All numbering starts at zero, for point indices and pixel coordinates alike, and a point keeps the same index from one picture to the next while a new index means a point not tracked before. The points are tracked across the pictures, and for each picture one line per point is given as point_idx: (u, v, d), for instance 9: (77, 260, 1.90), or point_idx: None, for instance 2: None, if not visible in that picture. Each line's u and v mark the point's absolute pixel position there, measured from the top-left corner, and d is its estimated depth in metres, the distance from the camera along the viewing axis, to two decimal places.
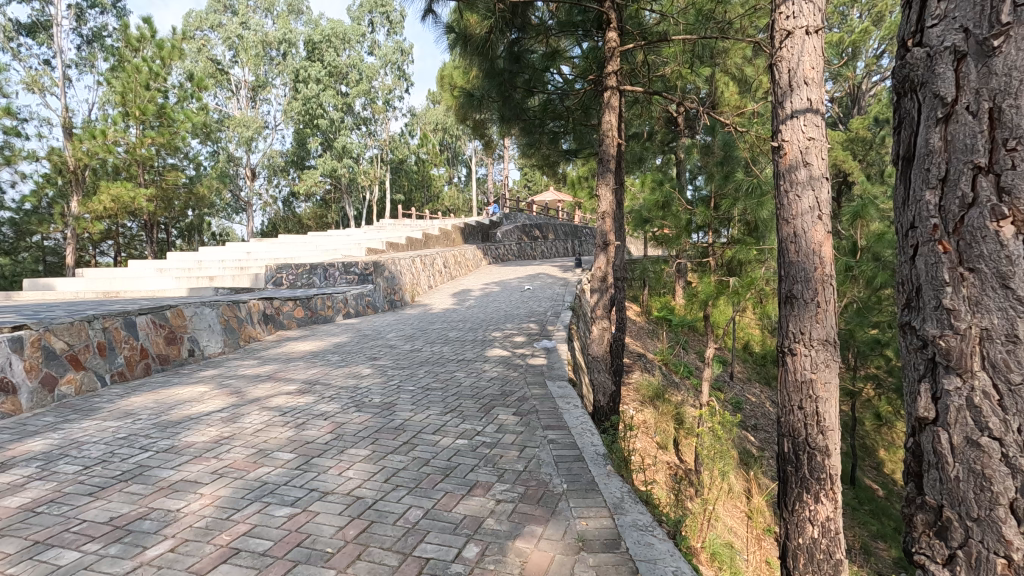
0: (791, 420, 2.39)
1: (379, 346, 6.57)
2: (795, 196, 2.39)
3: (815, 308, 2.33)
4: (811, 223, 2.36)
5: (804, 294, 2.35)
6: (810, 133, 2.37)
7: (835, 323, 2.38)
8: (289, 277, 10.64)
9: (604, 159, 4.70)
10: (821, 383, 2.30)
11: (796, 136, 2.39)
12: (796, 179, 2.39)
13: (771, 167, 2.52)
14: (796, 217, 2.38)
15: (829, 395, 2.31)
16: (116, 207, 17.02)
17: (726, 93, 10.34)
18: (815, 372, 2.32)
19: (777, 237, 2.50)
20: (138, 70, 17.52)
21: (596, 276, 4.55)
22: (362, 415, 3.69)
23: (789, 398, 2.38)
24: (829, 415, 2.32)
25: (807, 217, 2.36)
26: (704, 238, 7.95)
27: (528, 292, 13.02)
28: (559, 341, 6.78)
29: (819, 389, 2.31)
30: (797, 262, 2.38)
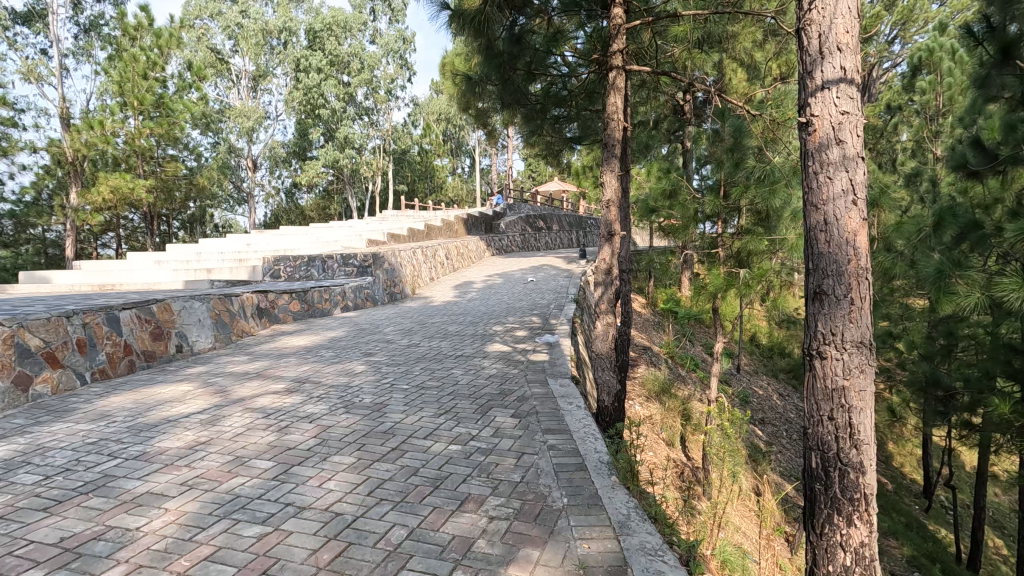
0: (819, 433, 2.16)
1: (375, 341, 6.34)
2: (827, 178, 2.12)
3: (849, 303, 2.08)
4: (844, 208, 2.10)
5: (836, 290, 2.10)
6: (843, 106, 2.10)
7: (870, 323, 2.13)
8: (287, 269, 10.44)
9: (608, 143, 4.42)
10: (856, 391, 2.06)
11: (828, 110, 2.12)
12: (827, 159, 2.12)
13: (797, 145, 2.25)
14: (827, 203, 2.12)
15: (864, 404, 2.08)
16: (115, 199, 16.87)
17: (733, 80, 10.07)
18: (848, 379, 2.08)
19: (804, 225, 2.24)
20: (135, 59, 17.28)
21: (599, 267, 4.29)
22: (350, 417, 3.47)
23: (818, 408, 2.15)
24: (863, 428, 2.09)
25: (839, 202, 2.10)
26: (713, 228, 7.70)
27: (532, 284, 12.77)
28: (562, 336, 6.54)
29: (853, 399, 2.08)
30: (827, 253, 2.12)
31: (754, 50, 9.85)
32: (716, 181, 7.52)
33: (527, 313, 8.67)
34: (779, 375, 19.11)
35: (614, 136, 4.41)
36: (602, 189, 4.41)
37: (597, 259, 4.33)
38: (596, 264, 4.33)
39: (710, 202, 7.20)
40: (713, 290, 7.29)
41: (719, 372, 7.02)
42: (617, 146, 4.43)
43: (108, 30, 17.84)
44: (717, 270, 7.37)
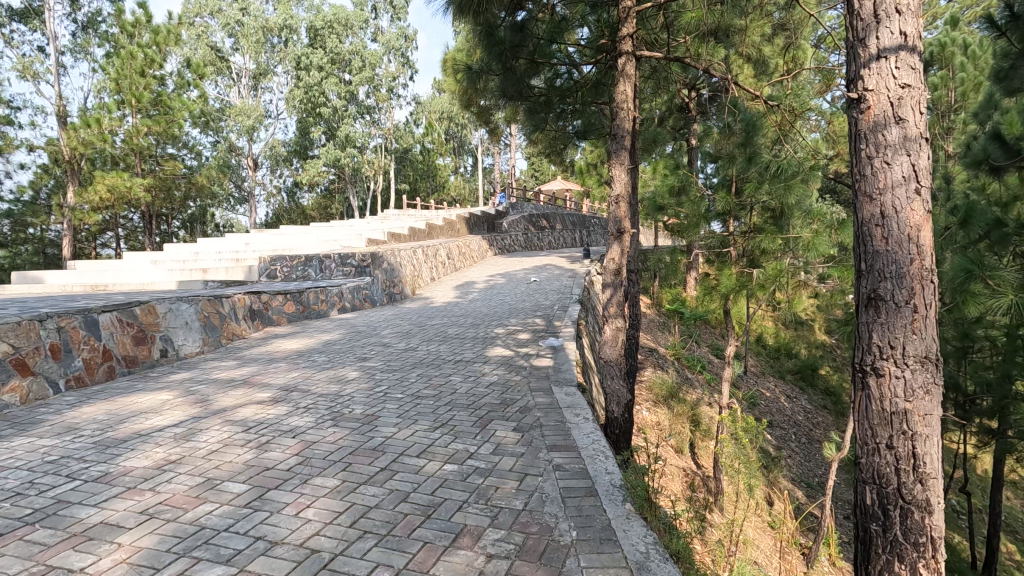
0: (876, 463, 2.00)
1: (371, 345, 6.05)
2: (885, 163, 1.97)
3: (911, 312, 1.93)
4: (905, 199, 1.94)
5: (895, 296, 1.95)
6: (903, 78, 1.95)
7: (934, 336, 1.97)
8: (283, 269, 10.16)
9: (617, 134, 4.12)
10: (920, 416, 1.91)
11: (885, 84, 1.97)
12: (884, 141, 1.97)
13: (849, 125, 2.10)
14: (885, 192, 1.97)
15: (928, 431, 1.93)
16: (112, 198, 16.65)
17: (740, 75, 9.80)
18: (910, 401, 1.93)
19: (857, 217, 2.09)
20: (133, 56, 17.04)
21: (608, 267, 4.00)
22: (337, 431, 3.18)
23: (875, 433, 2.00)
24: (929, 457, 1.94)
25: (899, 192, 1.95)
26: (723, 227, 7.32)
27: (535, 284, 12.47)
28: (567, 339, 6.24)
29: (917, 424, 1.92)
30: (885, 252, 1.97)
31: (764, 43, 9.54)
32: (726, 177, 7.19)
33: (530, 314, 8.38)
34: (786, 377, 18.78)
35: (624, 127, 4.11)
36: (611, 183, 4.11)
37: (606, 257, 4.04)
38: (605, 263, 4.04)
39: (722, 199, 6.87)
40: (725, 291, 6.96)
41: (731, 377, 6.72)
42: (628, 137, 4.13)
43: (106, 26, 17.61)
44: (729, 270, 7.04)
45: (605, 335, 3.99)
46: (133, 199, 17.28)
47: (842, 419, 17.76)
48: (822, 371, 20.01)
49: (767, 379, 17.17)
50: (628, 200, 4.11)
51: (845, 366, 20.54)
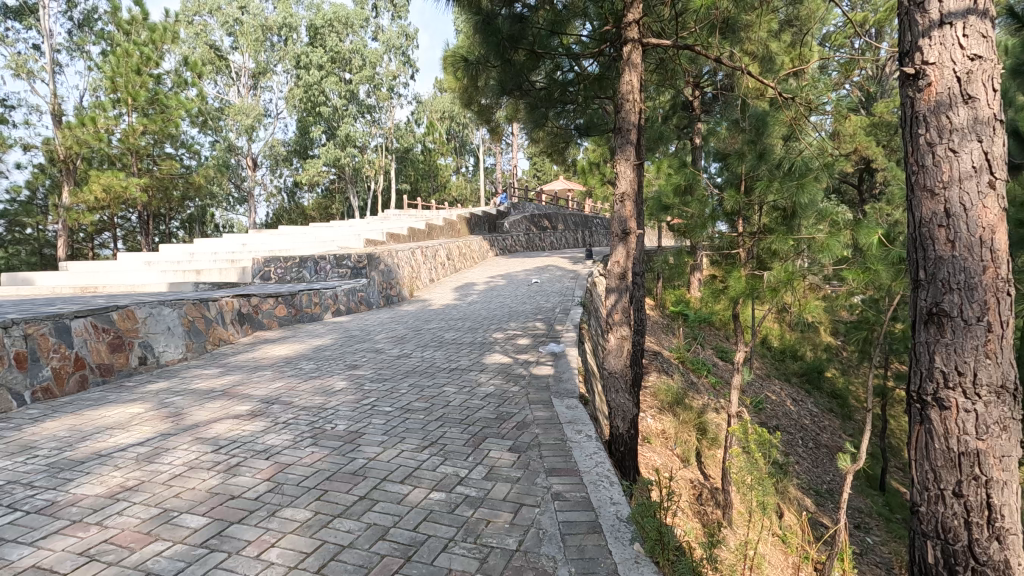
0: (942, 514, 1.86)
1: (363, 351, 5.78)
2: (951, 152, 1.86)
3: (984, 329, 1.80)
4: (976, 194, 1.83)
5: (964, 312, 1.82)
6: (971, 50, 1.84)
7: (1009, 361, 1.84)
8: (277, 271, 9.86)
9: (622, 128, 3.83)
10: (996, 455, 1.78)
11: (951, 59, 1.86)
12: (951, 125, 1.86)
13: (906, 108, 2.00)
14: (951, 186, 1.86)
15: (1005, 475, 1.80)
16: (108, 198, 16.44)
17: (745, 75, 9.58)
18: (984, 438, 1.79)
19: (916, 213, 1.97)
20: (129, 54, 16.80)
21: (613, 270, 3.73)
22: (316, 452, 2.90)
23: (940, 474, 1.87)
24: (1005, 502, 1.80)
25: (968, 187, 1.83)
26: (731, 227, 7.07)
27: (536, 286, 12.19)
28: (568, 345, 5.95)
29: (993, 466, 1.79)
30: (953, 258, 1.85)
31: (769, 39, 9.27)
32: (735, 176, 6.90)
33: (531, 318, 8.09)
34: (791, 379, 18.48)
35: (630, 120, 3.82)
36: (615, 180, 3.83)
37: (610, 260, 3.77)
38: (609, 265, 3.77)
39: (732, 197, 6.58)
40: (734, 295, 6.67)
41: (740, 385, 6.45)
42: (634, 131, 3.84)
43: (102, 24, 17.38)
44: (738, 273, 6.76)
45: (610, 344, 3.72)
46: (129, 200, 17.07)
47: (848, 422, 17.46)
48: (828, 373, 19.72)
49: (772, 381, 16.88)
50: (635, 199, 3.83)
51: (851, 369, 20.25)
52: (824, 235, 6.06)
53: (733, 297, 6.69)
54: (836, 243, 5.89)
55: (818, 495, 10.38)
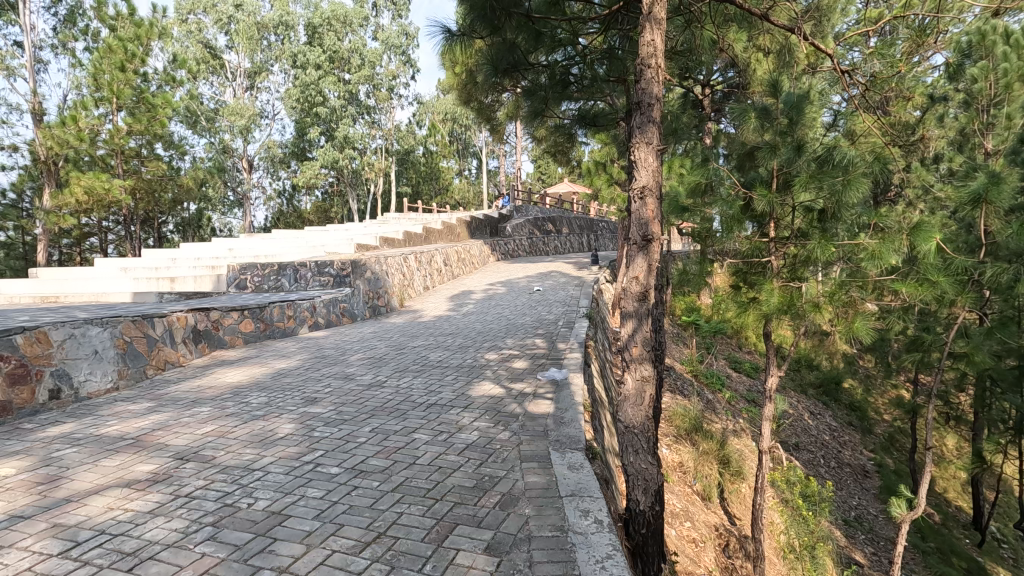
0: None
1: (330, 378, 4.90)
2: None
3: None
4: None
5: None
6: None
7: None
8: (254, 279, 9.02)
9: (641, 103, 2.92)
10: None
11: None
12: None
13: None
14: None
15: None
16: (90, 200, 15.69)
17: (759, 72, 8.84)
18: None
19: None
20: (113, 50, 16.03)
21: (633, 289, 2.83)
22: (206, 557, 2.02)
23: None
24: None
25: None
26: (760, 230, 6.12)
27: (538, 294, 11.32)
28: (572, 370, 5.04)
29: None
30: None
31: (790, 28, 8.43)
32: (766, 171, 5.92)
33: (531, 333, 7.20)
34: (808, 391, 17.52)
35: (654, 90, 2.91)
36: (634, 169, 2.92)
37: (628, 274, 2.87)
38: (627, 282, 2.88)
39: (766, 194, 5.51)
40: (766, 311, 5.72)
41: (773, 415, 5.54)
42: (658, 107, 2.93)
43: (87, 19, 16.61)
44: (769, 285, 5.81)
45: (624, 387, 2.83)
46: (113, 202, 16.32)
47: (870, 437, 16.49)
48: (846, 384, 18.71)
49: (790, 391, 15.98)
50: (659, 195, 2.94)
51: (870, 379, 19.23)
52: (873, 241, 5.13)
53: (765, 314, 5.74)
54: (888, 251, 4.95)
55: (846, 526, 9.46)
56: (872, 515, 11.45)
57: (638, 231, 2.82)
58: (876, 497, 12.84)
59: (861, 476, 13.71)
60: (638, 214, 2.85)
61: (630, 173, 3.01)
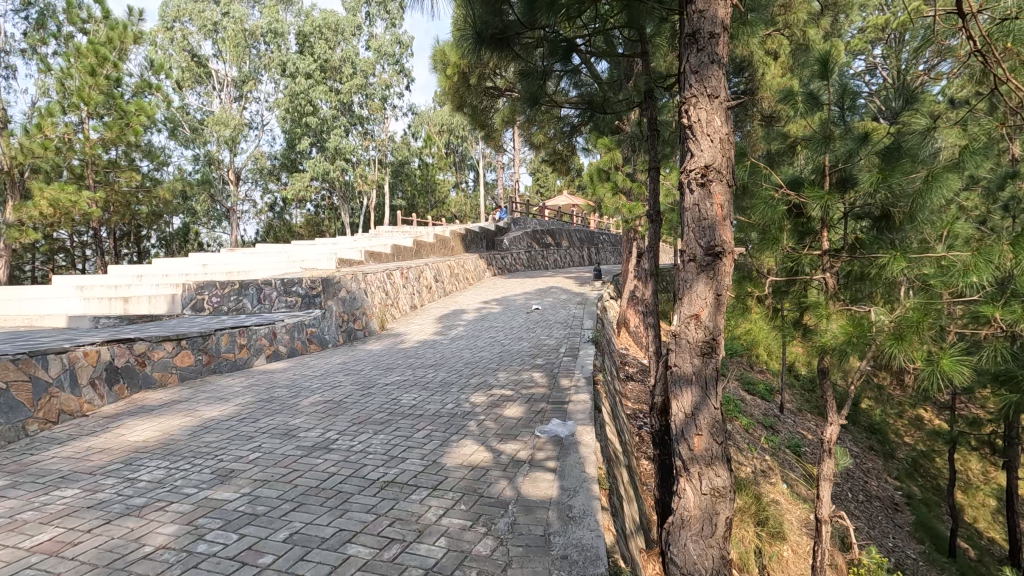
0: None
1: (268, 435, 3.77)
2: None
3: None
4: None
5: None
6: None
7: None
8: (212, 300, 7.85)
9: (701, 32, 2.40)
10: None
11: None
12: None
13: None
14: None
15: None
16: (56, 214, 14.56)
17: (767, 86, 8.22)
18: None
19: None
20: (82, 53, 15.02)
21: (691, 327, 2.42)
22: None
23: None
24: None
25: None
26: (812, 242, 4.95)
27: (537, 313, 10.21)
28: (580, 425, 3.83)
29: None
30: None
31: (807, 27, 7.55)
32: (816, 169, 4.85)
33: (528, 365, 6.06)
34: None
35: (716, 14, 2.39)
36: (690, 144, 2.43)
37: (684, 311, 2.45)
38: (680, 317, 2.48)
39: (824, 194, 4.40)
40: (822, 346, 4.53)
41: (831, 474, 4.44)
42: (722, 40, 2.41)
43: (57, 22, 15.62)
44: (826, 311, 4.63)
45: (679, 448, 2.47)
46: (81, 215, 15.19)
47: (893, 463, 15.27)
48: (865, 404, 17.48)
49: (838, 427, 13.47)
50: (725, 174, 2.43)
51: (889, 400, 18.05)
52: (964, 253, 3.99)
53: (820, 347, 4.57)
54: (988, 265, 3.79)
55: None
56: (911, 560, 10.20)
57: (701, 241, 2.38)
58: (910, 536, 11.56)
59: (892, 510, 12.43)
60: (696, 210, 2.40)
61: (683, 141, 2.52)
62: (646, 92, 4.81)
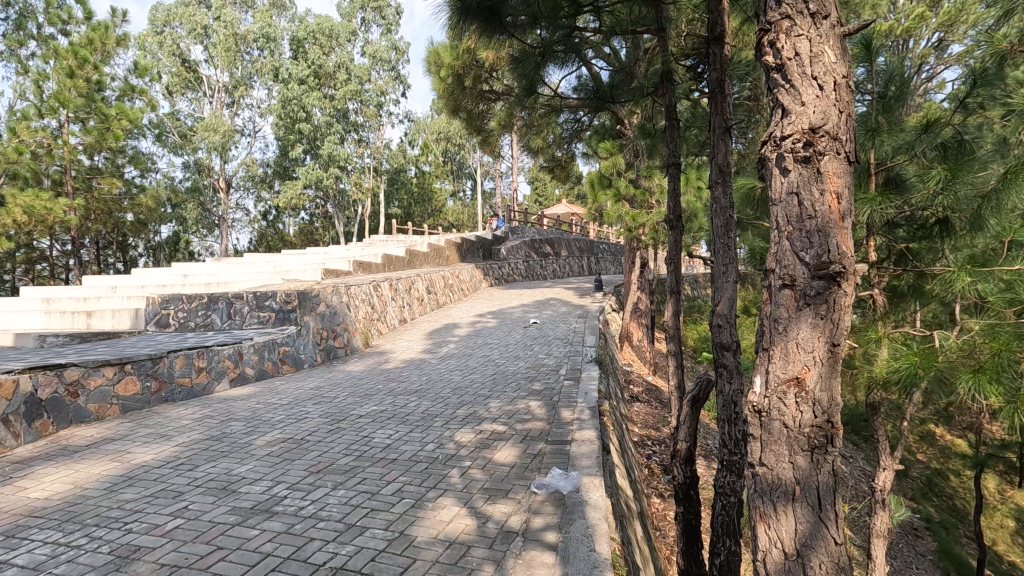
0: None
1: (201, 492, 3.04)
2: None
3: None
4: None
5: None
6: None
7: None
8: (178, 315, 7.11)
9: None
10: None
11: None
12: None
13: None
14: None
15: None
16: (30, 222, 13.81)
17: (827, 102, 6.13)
18: None
19: None
20: (59, 54, 14.37)
21: (790, 398, 1.68)
22: None
23: None
24: None
25: None
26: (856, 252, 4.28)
27: (535, 328, 9.52)
28: (585, 477, 3.12)
29: None
30: None
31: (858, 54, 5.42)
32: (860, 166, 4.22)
33: (523, 392, 5.34)
34: None
35: None
36: (785, 94, 1.77)
37: (778, 374, 1.72)
38: (771, 381, 1.74)
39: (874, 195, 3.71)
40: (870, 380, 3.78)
41: (884, 531, 3.75)
42: None
43: (36, 23, 15.00)
44: (875, 335, 3.91)
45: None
46: (57, 222, 14.44)
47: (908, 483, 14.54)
48: None
49: (853, 446, 12.72)
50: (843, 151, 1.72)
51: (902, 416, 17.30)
52: None
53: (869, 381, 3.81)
54: None
55: None
56: None
57: (807, 252, 1.68)
58: (934, 565, 10.80)
59: (912, 537, 11.69)
60: (795, 200, 1.72)
61: (769, 92, 1.87)
62: (664, 72, 3.98)
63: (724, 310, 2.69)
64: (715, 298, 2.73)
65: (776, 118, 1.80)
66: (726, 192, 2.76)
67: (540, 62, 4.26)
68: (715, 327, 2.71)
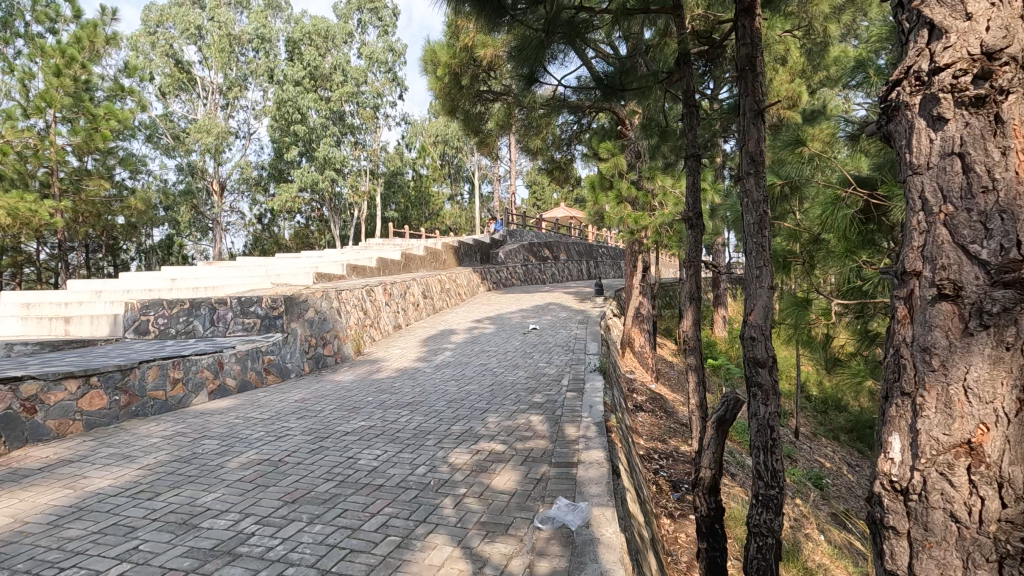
0: None
1: (156, 528, 2.65)
2: None
3: None
4: None
5: None
6: None
7: None
8: (158, 322, 6.72)
9: None
10: None
11: None
12: None
13: None
14: None
15: None
16: (14, 224, 13.38)
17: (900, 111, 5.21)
18: None
19: None
20: (45, 52, 14.00)
21: (958, 479, 1.18)
22: None
23: None
24: None
25: None
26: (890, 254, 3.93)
27: (535, 334, 9.17)
28: (595, 509, 2.75)
29: None
30: None
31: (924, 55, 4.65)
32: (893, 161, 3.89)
33: (523, 405, 4.96)
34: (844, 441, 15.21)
35: None
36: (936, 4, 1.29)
37: (939, 444, 1.22)
38: (924, 448, 1.24)
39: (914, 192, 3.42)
40: None
41: None
42: None
43: (23, 21, 14.63)
44: None
45: None
46: (43, 225, 14.02)
47: None
48: None
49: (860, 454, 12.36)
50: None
51: None
52: None
53: None
54: None
55: None
56: None
57: (982, 246, 1.19)
58: None
59: None
60: (957, 166, 1.23)
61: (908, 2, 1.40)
62: (678, 55, 3.54)
63: (762, 321, 2.32)
64: (747, 308, 2.37)
65: (925, 39, 1.32)
66: (759, 184, 2.38)
67: (543, 39, 3.84)
68: (748, 341, 2.35)
